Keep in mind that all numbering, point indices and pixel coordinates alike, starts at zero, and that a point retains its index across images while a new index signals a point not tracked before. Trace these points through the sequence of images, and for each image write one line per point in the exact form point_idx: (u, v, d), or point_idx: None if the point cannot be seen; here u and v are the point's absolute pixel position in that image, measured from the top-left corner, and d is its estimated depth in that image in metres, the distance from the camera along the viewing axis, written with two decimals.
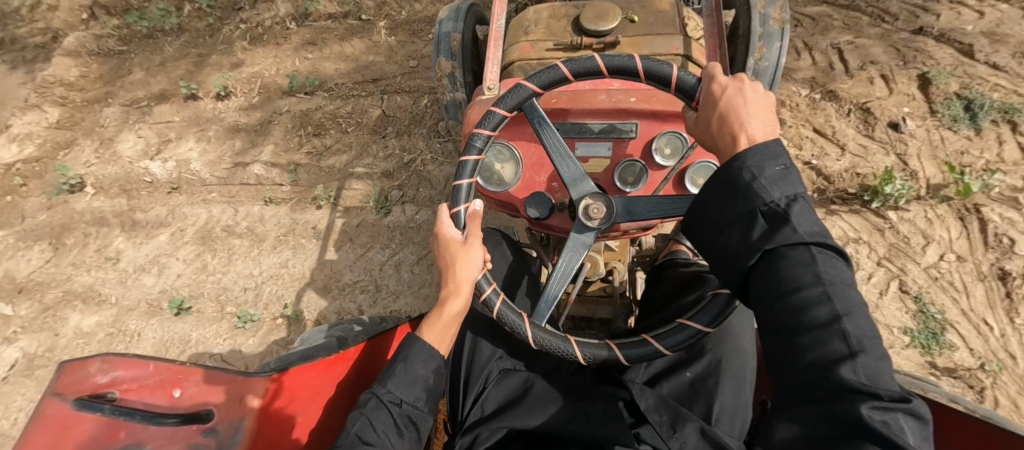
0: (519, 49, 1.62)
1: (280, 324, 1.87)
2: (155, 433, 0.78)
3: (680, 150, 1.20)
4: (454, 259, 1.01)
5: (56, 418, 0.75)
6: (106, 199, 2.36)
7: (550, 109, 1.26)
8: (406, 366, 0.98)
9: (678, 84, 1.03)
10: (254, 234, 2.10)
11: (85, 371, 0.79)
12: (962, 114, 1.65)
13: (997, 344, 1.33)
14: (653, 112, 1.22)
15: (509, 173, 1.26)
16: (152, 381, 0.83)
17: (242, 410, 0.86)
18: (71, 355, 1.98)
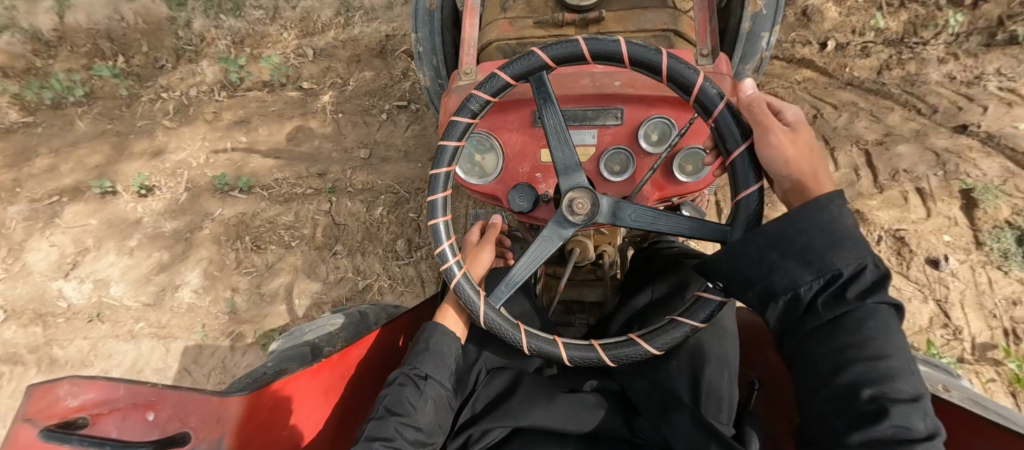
0: (496, 29, 1.20)
1: None
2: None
3: (671, 135, 0.93)
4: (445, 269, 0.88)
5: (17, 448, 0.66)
6: (17, 328, 2.01)
7: (526, 95, 0.98)
8: (428, 346, 0.88)
9: (697, 90, 0.76)
10: (188, 380, 1.81)
11: (52, 395, 0.69)
12: (1014, 248, 1.39)
13: None
14: (642, 95, 0.94)
15: (490, 164, 1.00)
16: (124, 403, 0.74)
17: (221, 429, 0.79)
18: None
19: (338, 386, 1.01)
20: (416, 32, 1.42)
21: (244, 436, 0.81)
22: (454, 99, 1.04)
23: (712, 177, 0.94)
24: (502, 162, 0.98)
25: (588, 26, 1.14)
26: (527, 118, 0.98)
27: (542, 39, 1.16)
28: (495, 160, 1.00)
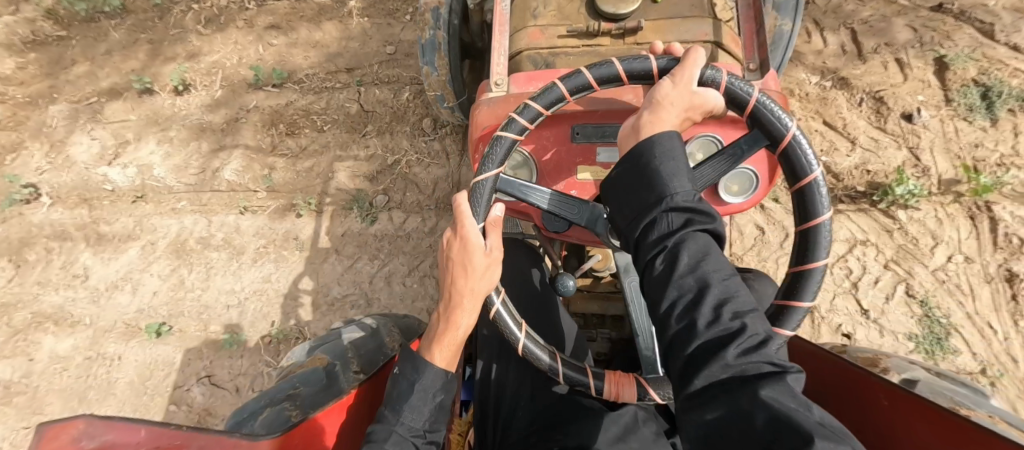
0: (526, 37, 1.25)
1: (269, 343, 1.76)
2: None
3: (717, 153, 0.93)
4: (462, 271, 0.84)
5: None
6: (64, 210, 2.18)
7: (565, 108, 0.97)
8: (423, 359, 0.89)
9: (659, 73, 0.84)
10: (232, 245, 1.96)
11: (70, 435, 0.71)
12: (979, 102, 1.57)
13: (1000, 347, 1.32)
14: None
15: (524, 180, 1.01)
16: (143, 448, 0.74)
17: None
18: (48, 381, 1.87)
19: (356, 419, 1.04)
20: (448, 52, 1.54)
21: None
22: (485, 111, 1.02)
23: (759, 197, 0.95)
24: (535, 178, 1.00)
25: (624, 36, 1.19)
26: (564, 135, 0.99)
27: (575, 47, 1.22)
28: (526, 176, 1.01)
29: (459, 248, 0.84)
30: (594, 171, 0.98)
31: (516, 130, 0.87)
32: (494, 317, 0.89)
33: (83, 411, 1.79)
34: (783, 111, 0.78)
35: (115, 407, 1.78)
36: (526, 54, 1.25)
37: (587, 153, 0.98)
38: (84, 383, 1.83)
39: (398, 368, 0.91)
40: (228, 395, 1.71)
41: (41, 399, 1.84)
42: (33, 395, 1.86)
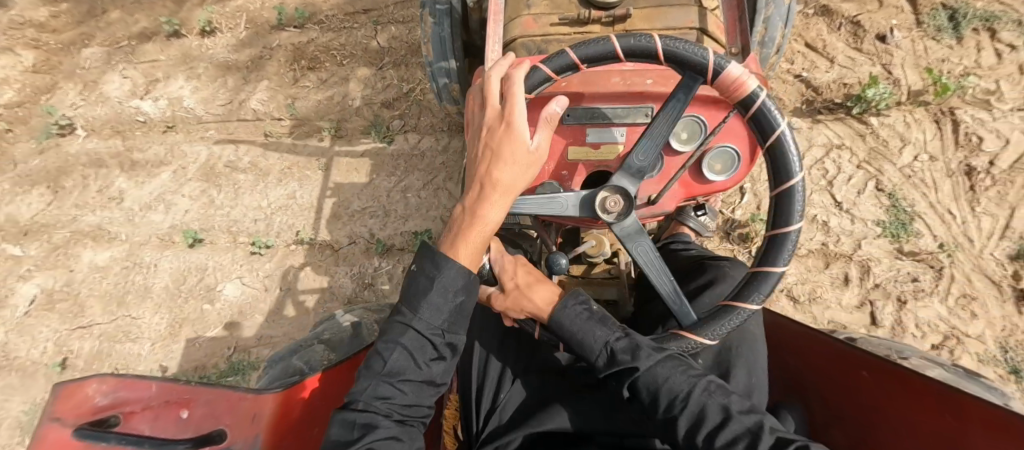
0: (519, 26, 1.24)
1: (295, 249, 1.91)
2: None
3: (701, 135, 0.96)
4: (501, 159, 0.79)
5: (60, 440, 0.76)
6: (99, 141, 2.34)
7: (558, 92, 1.00)
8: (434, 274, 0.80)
9: (628, 53, 0.80)
10: (258, 167, 2.11)
11: (83, 394, 0.81)
12: (947, 23, 1.70)
13: (959, 230, 1.47)
14: (674, 93, 0.96)
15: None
16: (155, 402, 0.86)
17: (256, 428, 0.90)
18: (88, 288, 2.02)
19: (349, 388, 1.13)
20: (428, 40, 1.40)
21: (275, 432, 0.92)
22: None
23: (741, 174, 0.99)
24: None
25: (614, 24, 1.19)
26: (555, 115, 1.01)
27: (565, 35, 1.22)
28: None
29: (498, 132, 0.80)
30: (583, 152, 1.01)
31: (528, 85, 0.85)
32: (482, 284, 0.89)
33: (122, 313, 1.95)
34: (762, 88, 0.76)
35: (152, 308, 1.93)
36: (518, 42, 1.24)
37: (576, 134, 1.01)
38: (123, 289, 1.98)
39: (415, 264, 0.82)
40: (258, 294, 1.85)
41: (83, 304, 2.00)
42: (75, 301, 2.01)
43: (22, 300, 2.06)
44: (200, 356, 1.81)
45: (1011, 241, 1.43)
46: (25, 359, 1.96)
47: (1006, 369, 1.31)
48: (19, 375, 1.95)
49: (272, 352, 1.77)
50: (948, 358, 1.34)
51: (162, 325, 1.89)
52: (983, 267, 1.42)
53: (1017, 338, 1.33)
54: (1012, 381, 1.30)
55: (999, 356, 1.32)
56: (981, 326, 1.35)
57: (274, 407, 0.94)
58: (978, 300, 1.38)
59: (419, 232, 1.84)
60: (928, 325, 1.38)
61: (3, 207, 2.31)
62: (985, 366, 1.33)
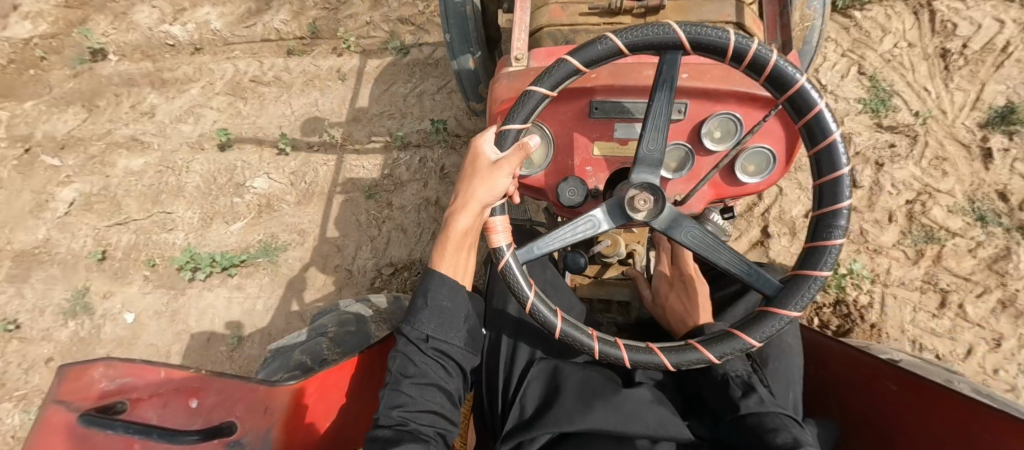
0: (546, 14, 1.18)
1: (318, 149, 2.04)
2: (173, 447, 0.74)
3: (736, 133, 0.94)
4: (476, 176, 0.89)
5: (62, 425, 0.72)
6: (131, 64, 2.50)
7: (586, 82, 0.95)
8: (428, 302, 0.89)
9: (698, 44, 0.78)
10: (282, 80, 2.25)
11: (89, 378, 0.77)
12: None
13: (934, 104, 1.59)
14: (709, 89, 0.92)
15: (537, 154, 1.01)
16: (164, 389, 0.81)
17: (269, 420, 0.85)
18: (124, 189, 2.17)
19: (365, 380, 1.08)
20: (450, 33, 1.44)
21: (288, 428, 0.87)
22: (503, 86, 1.01)
23: (774, 178, 0.98)
24: (551, 154, 1.00)
25: (645, 15, 1.13)
26: (582, 110, 0.97)
27: (594, 26, 1.15)
28: (543, 151, 1.00)
29: (481, 167, 0.89)
30: (610, 147, 0.99)
31: (527, 110, 0.86)
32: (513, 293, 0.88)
33: (158, 210, 2.09)
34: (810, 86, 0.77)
35: (185, 205, 2.07)
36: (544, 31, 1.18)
37: (604, 129, 0.98)
38: (157, 189, 2.13)
39: (418, 283, 0.91)
40: (285, 187, 2.00)
41: (120, 203, 2.14)
42: (112, 201, 2.16)
43: (62, 203, 2.20)
44: (232, 242, 1.96)
45: (980, 110, 1.55)
46: (67, 253, 2.11)
47: (973, 216, 1.44)
48: (61, 268, 2.10)
49: (298, 238, 1.91)
50: (919, 210, 1.47)
51: (195, 218, 2.04)
52: (954, 134, 1.54)
53: (984, 190, 1.45)
54: (977, 226, 1.43)
55: (967, 206, 1.44)
56: (951, 182, 1.47)
57: (290, 401, 0.88)
58: (949, 161, 1.51)
59: (435, 119, 1.97)
60: (902, 184, 1.50)
61: (40, 126, 2.47)
62: (954, 216, 1.45)
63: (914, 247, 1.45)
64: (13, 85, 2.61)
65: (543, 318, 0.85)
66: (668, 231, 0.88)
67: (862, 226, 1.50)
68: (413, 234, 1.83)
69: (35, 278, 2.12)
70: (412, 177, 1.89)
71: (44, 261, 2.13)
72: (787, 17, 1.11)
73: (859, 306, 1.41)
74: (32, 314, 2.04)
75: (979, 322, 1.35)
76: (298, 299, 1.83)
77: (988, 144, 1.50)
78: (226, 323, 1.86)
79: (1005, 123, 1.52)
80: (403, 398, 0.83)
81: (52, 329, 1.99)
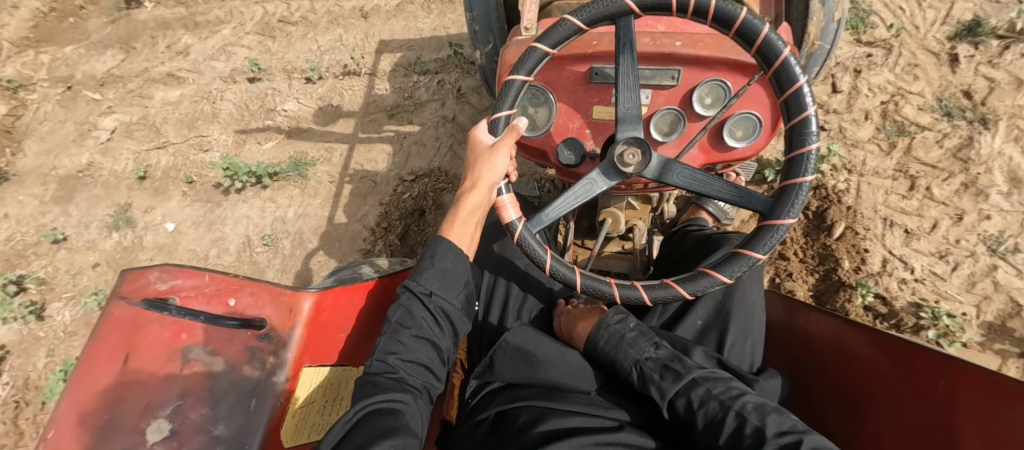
0: None
1: (344, 78, 2.22)
2: (214, 334, 0.89)
3: (725, 99, 0.98)
4: (477, 158, 0.93)
5: (128, 316, 0.85)
6: (165, 10, 2.67)
7: (586, 50, 1.01)
8: (434, 262, 0.90)
9: (678, 6, 0.85)
10: (308, 20, 2.42)
11: (146, 279, 0.88)
12: None
13: (907, 20, 1.75)
14: (700, 56, 0.97)
15: (542, 117, 1.05)
16: (208, 290, 0.92)
17: (293, 321, 0.96)
18: (163, 117, 2.34)
19: (379, 309, 1.16)
20: (478, 49, 1.45)
21: (310, 330, 0.98)
22: (512, 52, 1.08)
23: (761, 143, 1.00)
24: (554, 116, 1.04)
25: None
26: (583, 75, 1.02)
27: None
28: (546, 114, 1.05)
29: (480, 148, 0.94)
30: (609, 111, 1.02)
31: (530, 66, 0.91)
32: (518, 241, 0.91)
33: (194, 135, 2.26)
34: (761, 19, 0.82)
35: (219, 129, 2.24)
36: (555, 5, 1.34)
37: (603, 94, 1.02)
38: (194, 116, 2.30)
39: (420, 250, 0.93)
40: (312, 111, 2.17)
41: (158, 130, 2.31)
42: (151, 128, 2.32)
43: (104, 131, 2.37)
44: (265, 158, 2.13)
45: (949, 24, 1.71)
46: (109, 174, 2.28)
47: (940, 113, 1.59)
48: (104, 188, 2.26)
49: (324, 154, 2.07)
50: (893, 108, 1.62)
51: (229, 140, 2.21)
52: (925, 46, 1.70)
53: (950, 90, 1.61)
54: (944, 121, 1.58)
55: (935, 104, 1.60)
56: (921, 84, 1.63)
57: (311, 306, 0.98)
58: (920, 67, 1.67)
59: (453, 45, 2.15)
60: (878, 88, 1.66)
61: (80, 67, 2.65)
62: (925, 113, 1.60)
63: (887, 140, 1.59)
64: (54, 31, 2.79)
65: (556, 271, 0.90)
66: (660, 179, 0.91)
67: (841, 124, 1.65)
68: (431, 147, 1.99)
69: (79, 197, 2.27)
70: (432, 97, 2.06)
71: (88, 182, 2.29)
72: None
73: (837, 190, 1.56)
74: (76, 228, 2.19)
75: (945, 201, 1.49)
76: (326, 206, 1.99)
77: (955, 52, 1.66)
78: (259, 228, 2.01)
79: (972, 35, 1.67)
80: (399, 347, 0.84)
81: (96, 240, 2.15)
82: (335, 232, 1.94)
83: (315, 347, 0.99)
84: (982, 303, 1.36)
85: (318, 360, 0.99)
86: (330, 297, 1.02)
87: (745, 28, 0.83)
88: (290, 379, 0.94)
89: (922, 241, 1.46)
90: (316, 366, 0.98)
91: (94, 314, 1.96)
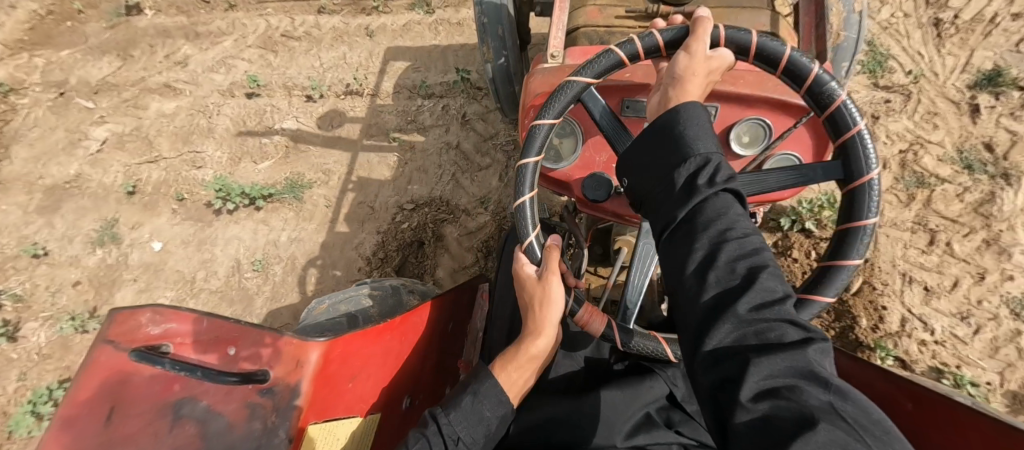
0: (585, 15, 1.27)
1: (346, 98, 2.16)
2: (211, 388, 0.76)
3: (767, 140, 0.89)
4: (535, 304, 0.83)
5: (111, 365, 0.71)
6: (166, 18, 2.61)
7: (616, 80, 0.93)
8: (474, 400, 0.79)
9: (726, 42, 0.78)
10: (312, 36, 2.37)
11: (137, 321, 0.74)
12: None
13: (926, 66, 1.71)
14: (741, 93, 0.87)
15: (567, 149, 0.98)
16: (205, 336, 0.79)
17: (298, 374, 0.85)
18: (157, 129, 2.26)
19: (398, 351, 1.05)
20: (485, 43, 1.38)
21: (318, 384, 0.87)
22: (538, 80, 0.99)
23: (802, 187, 0.92)
24: (580, 148, 0.97)
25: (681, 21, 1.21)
26: (614, 107, 0.94)
27: (631, 27, 1.24)
28: (571, 145, 0.98)
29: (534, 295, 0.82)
30: None
31: (557, 109, 0.83)
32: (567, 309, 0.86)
33: (188, 150, 2.18)
34: (809, 57, 0.75)
35: (214, 145, 2.17)
36: (581, 30, 1.27)
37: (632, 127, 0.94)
38: (189, 130, 2.23)
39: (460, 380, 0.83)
40: (312, 131, 2.10)
41: (151, 142, 2.23)
42: (144, 140, 2.25)
43: (95, 141, 2.29)
44: (260, 178, 2.05)
45: (969, 73, 1.67)
46: (97, 187, 2.19)
47: (961, 164, 1.54)
48: (91, 200, 2.18)
49: (324, 177, 2.00)
50: (912, 158, 1.57)
51: (224, 158, 2.13)
52: (944, 94, 1.66)
53: (971, 142, 1.56)
54: (965, 173, 1.52)
55: (956, 155, 1.55)
56: (942, 134, 1.58)
57: (318, 358, 0.87)
58: (939, 116, 1.62)
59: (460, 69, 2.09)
60: (896, 135, 1.61)
61: (75, 73, 2.57)
62: (945, 165, 1.55)
63: (906, 191, 1.54)
64: (50, 34, 2.72)
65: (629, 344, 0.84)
66: None
67: None
68: (433, 175, 1.92)
69: (64, 209, 2.19)
70: (436, 123, 2.00)
71: (75, 194, 2.20)
72: (820, 26, 1.09)
73: None
74: (60, 242, 2.11)
75: (966, 258, 1.43)
76: (322, 231, 1.91)
77: (976, 102, 1.62)
78: (250, 252, 1.94)
79: (992, 84, 1.63)
80: None
81: (79, 256, 2.06)
82: (330, 259, 1.86)
83: (320, 399, 0.88)
84: (1006, 370, 1.30)
85: (324, 414, 0.89)
86: (342, 345, 0.92)
87: (796, 72, 0.77)
88: (295, 440, 0.81)
89: (942, 300, 1.40)
90: (322, 422, 0.87)
91: (73, 336, 1.88)
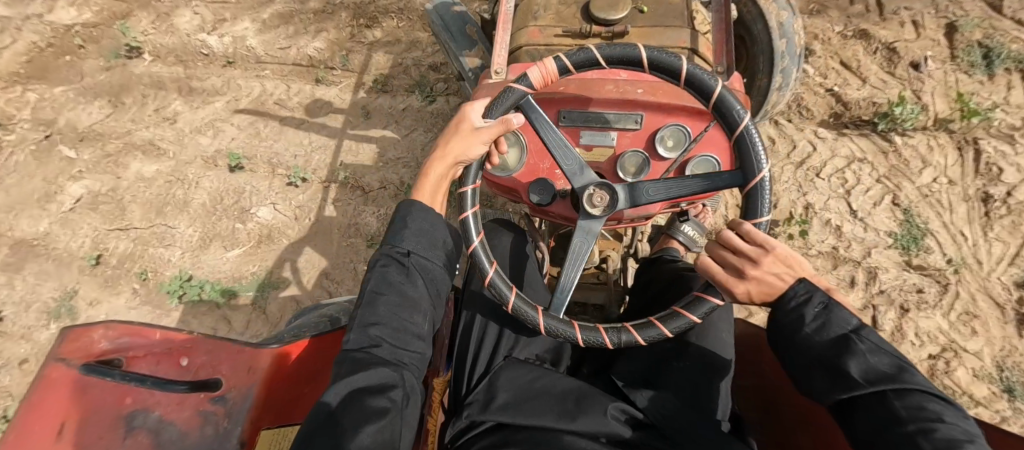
0: (526, 35, 1.31)
1: (328, 186, 2.02)
2: (162, 398, 0.82)
3: (685, 142, 1.09)
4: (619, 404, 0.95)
5: (65, 380, 0.77)
6: (164, 66, 2.49)
7: (556, 94, 1.11)
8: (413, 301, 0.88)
9: (653, 63, 0.92)
10: (305, 108, 2.24)
11: (88, 338, 0.81)
12: (979, 60, 1.76)
13: (969, 251, 1.51)
14: (660, 104, 1.09)
15: (514, 159, 1.12)
16: (158, 349, 0.86)
17: (251, 379, 0.91)
18: (132, 194, 2.15)
19: None
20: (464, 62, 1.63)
21: (273, 386, 0.93)
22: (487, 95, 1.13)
23: None
24: (525, 157, 1.12)
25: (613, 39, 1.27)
26: (553, 118, 1.13)
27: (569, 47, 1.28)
28: (518, 155, 1.13)
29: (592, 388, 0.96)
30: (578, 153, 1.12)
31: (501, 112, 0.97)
32: (489, 285, 0.95)
33: (159, 222, 2.07)
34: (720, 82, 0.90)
35: (186, 221, 2.05)
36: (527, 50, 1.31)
37: (571, 136, 1.12)
38: (163, 200, 2.11)
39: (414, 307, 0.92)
40: (288, 221, 1.98)
41: (124, 208, 2.12)
42: (117, 204, 2.14)
43: (69, 198, 2.18)
44: (227, 268, 1.93)
45: (1018, 268, 1.47)
46: (63, 250, 2.08)
47: (999, 385, 1.34)
48: (54, 263, 2.06)
49: (293, 277, 1.88)
50: (943, 368, 1.36)
51: (194, 237, 2.01)
52: (988, 290, 1.46)
53: (1015, 358, 1.37)
54: (1005, 397, 1.33)
55: (994, 373, 1.35)
56: (980, 344, 1.38)
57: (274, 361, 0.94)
58: (979, 318, 1.42)
59: None
60: (927, 335, 1.41)
61: (65, 113, 2.43)
62: (980, 381, 1.35)
63: None
64: (48, 67, 2.56)
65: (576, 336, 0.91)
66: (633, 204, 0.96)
67: None
68: None
69: (21, 270, 2.05)
70: None
71: (38, 254, 2.08)
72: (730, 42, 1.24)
73: None
74: (14, 307, 1.99)
75: None
76: None
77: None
78: None
79: None
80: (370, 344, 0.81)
81: (33, 328, 1.95)
82: None
83: (277, 407, 0.93)
84: None
85: (280, 420, 0.93)
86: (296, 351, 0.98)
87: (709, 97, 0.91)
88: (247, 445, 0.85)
89: None
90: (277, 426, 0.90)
91: None
